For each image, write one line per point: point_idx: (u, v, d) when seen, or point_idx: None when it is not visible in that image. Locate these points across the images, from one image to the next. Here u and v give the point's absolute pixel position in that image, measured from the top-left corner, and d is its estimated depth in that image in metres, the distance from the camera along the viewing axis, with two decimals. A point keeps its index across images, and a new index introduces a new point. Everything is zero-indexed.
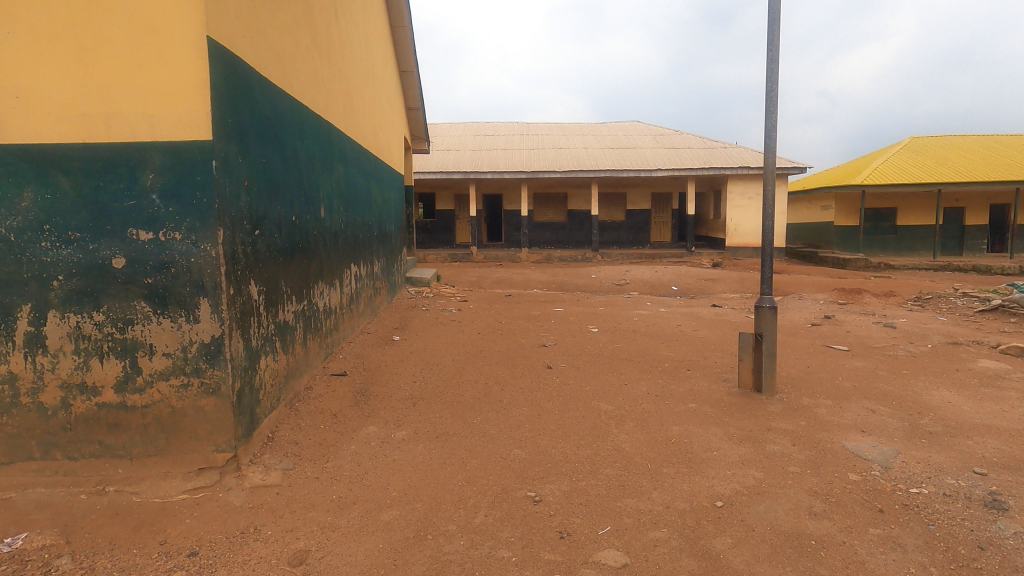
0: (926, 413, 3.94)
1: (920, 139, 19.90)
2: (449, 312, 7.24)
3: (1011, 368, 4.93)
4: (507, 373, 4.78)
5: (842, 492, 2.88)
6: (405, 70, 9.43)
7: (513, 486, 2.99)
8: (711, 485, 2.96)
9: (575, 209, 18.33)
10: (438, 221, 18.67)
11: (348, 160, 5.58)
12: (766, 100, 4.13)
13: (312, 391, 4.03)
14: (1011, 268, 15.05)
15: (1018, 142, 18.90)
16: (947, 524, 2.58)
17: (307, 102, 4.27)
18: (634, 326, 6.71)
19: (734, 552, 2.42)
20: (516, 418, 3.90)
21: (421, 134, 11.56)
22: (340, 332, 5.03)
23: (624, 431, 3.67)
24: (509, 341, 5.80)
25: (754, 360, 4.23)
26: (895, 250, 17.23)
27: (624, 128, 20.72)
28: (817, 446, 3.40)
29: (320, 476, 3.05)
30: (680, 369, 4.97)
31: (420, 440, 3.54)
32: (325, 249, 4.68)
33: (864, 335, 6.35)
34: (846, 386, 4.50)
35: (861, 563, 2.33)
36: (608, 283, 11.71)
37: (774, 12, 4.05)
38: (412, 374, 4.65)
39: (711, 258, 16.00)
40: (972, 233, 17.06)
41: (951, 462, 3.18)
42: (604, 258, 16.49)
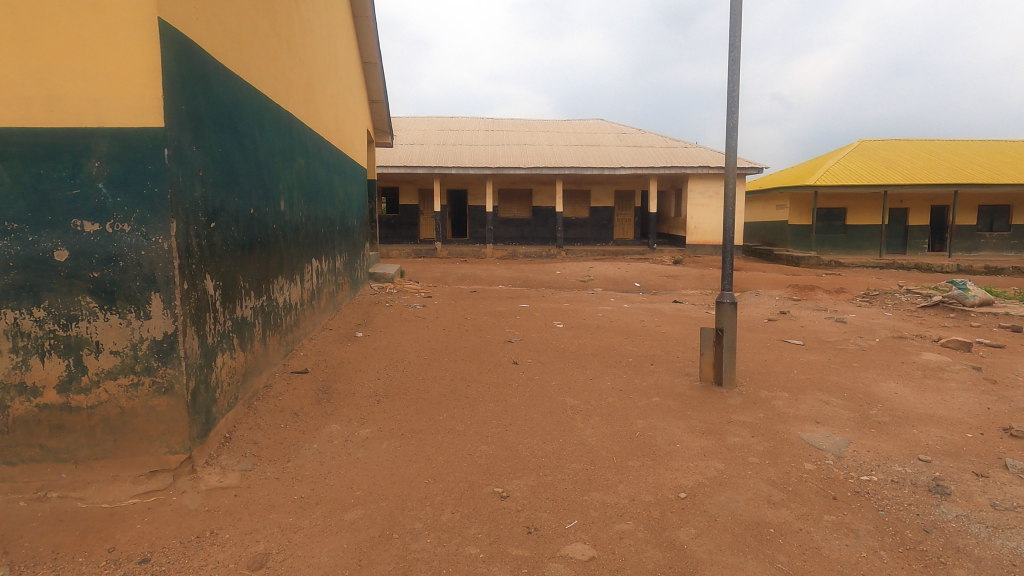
0: (875, 404, 4.11)
1: (869, 142, 20.77)
2: (414, 308, 7.15)
3: (952, 360, 5.22)
4: (473, 369, 4.76)
5: (798, 481, 2.98)
6: (368, 61, 9.24)
7: (479, 482, 2.97)
8: (675, 477, 3.02)
9: (539, 206, 18.40)
10: (402, 217, 18.44)
11: (309, 152, 5.44)
12: (727, 99, 4.21)
13: (272, 390, 3.90)
14: (950, 267, 15.91)
15: (956, 147, 20.00)
16: (895, 509, 2.70)
17: (267, 92, 4.14)
18: (598, 322, 6.79)
19: (698, 542, 2.47)
20: (482, 414, 3.87)
21: (384, 126, 11.34)
22: (301, 329, 4.91)
23: (589, 425, 3.71)
24: (474, 337, 5.78)
25: (715, 354, 4.32)
26: (845, 248, 17.95)
27: (588, 125, 20.87)
28: (775, 437, 3.51)
29: (280, 477, 2.96)
30: (644, 364, 5.05)
31: (386, 438, 3.49)
32: (285, 244, 4.54)
33: (817, 330, 6.61)
34: (801, 379, 4.67)
35: (816, 549, 2.42)
36: (572, 279, 11.79)
37: (735, 13, 4.14)
38: (376, 371, 4.57)
39: (672, 255, 16.35)
40: (915, 233, 17.97)
41: (898, 450, 3.34)
42: (569, 254, 16.62)
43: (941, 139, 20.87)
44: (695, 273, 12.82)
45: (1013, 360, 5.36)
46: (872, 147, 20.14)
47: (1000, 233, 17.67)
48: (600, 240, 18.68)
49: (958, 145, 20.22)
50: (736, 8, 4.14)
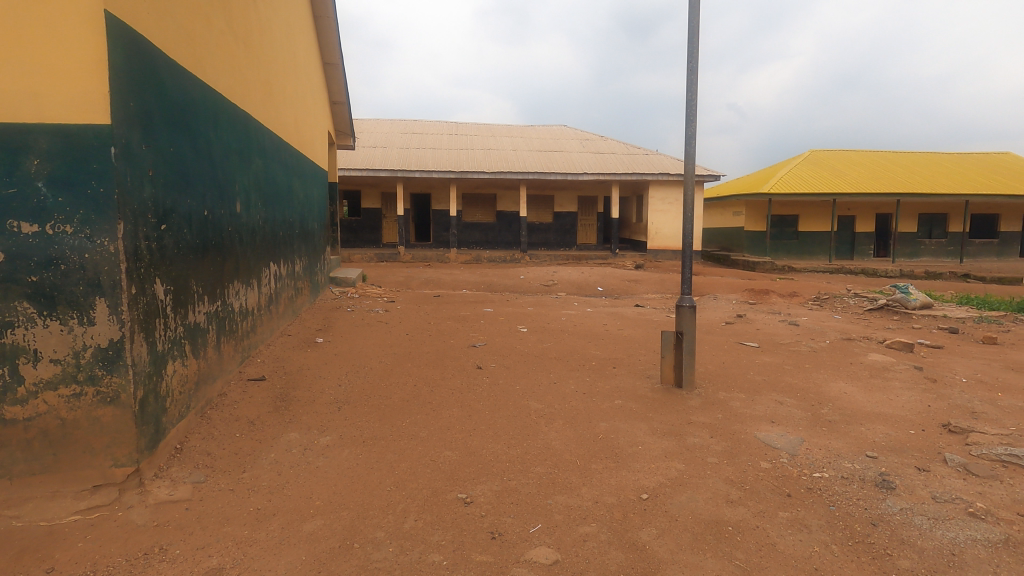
0: (826, 403, 4.28)
1: (819, 152, 21.68)
2: (376, 313, 7.04)
3: (896, 360, 5.49)
4: (437, 375, 4.71)
5: (754, 479, 3.07)
6: (330, 62, 9.09)
7: (443, 488, 2.94)
8: (637, 478, 3.06)
9: (503, 210, 18.44)
10: (364, 220, 18.16)
11: (267, 153, 5.30)
12: (686, 107, 4.32)
13: (227, 398, 3.77)
14: (893, 272, 16.74)
15: (899, 159, 21.09)
16: (845, 504, 2.81)
17: (223, 91, 4.01)
18: (562, 326, 6.84)
19: (659, 541, 2.51)
20: (446, 419, 3.84)
21: (346, 128, 11.16)
22: (258, 335, 4.77)
23: (554, 429, 3.72)
24: (438, 342, 5.72)
25: (676, 357, 4.42)
26: (797, 254, 18.65)
27: (552, 131, 21.06)
28: (733, 437, 3.61)
29: (235, 489, 2.85)
30: (607, 367, 5.11)
31: (347, 445, 3.41)
32: (241, 247, 4.40)
33: (772, 332, 6.84)
34: (757, 380, 4.81)
35: (772, 545, 2.49)
36: (537, 284, 11.85)
37: (693, 25, 4.26)
38: (336, 378, 4.47)
39: (633, 260, 16.64)
40: (862, 240, 18.83)
41: (847, 447, 3.48)
42: (533, 259, 16.70)
43: (885, 151, 21.97)
44: (655, 277, 13.08)
45: (951, 360, 5.66)
46: (822, 157, 21.03)
47: (938, 240, 18.70)
48: (564, 245, 18.86)
49: (901, 157, 21.33)
50: (694, 19, 4.25)
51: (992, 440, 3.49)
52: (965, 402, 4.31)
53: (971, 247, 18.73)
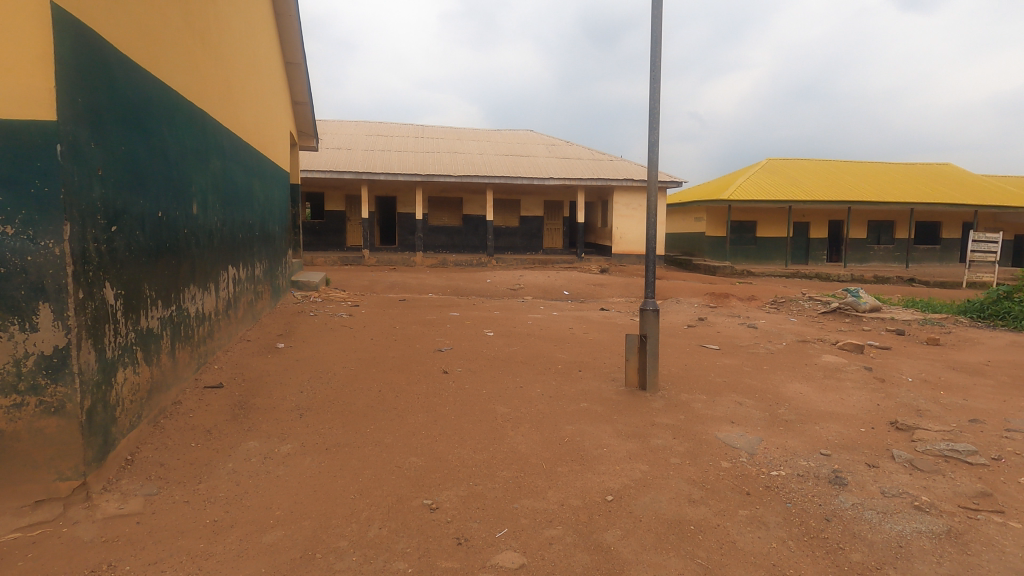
0: (783, 403, 4.42)
1: (776, 160, 22.44)
2: (340, 317, 6.92)
3: (848, 362, 5.72)
4: (402, 380, 4.65)
5: (716, 478, 3.14)
6: (292, 61, 8.91)
7: (408, 494, 2.91)
8: (602, 480, 3.09)
9: (470, 214, 18.41)
10: (328, 223, 17.84)
11: (226, 153, 5.15)
12: (649, 115, 4.41)
13: (182, 406, 3.63)
14: (845, 277, 17.46)
15: (850, 168, 22.02)
16: (800, 501, 2.91)
17: (179, 88, 3.89)
18: (528, 330, 6.87)
19: (624, 542, 2.54)
20: (412, 425, 3.80)
21: (309, 129, 10.95)
22: (215, 340, 4.61)
23: (520, 433, 3.72)
24: (403, 347, 5.66)
25: (640, 360, 4.49)
26: (756, 258, 19.23)
27: (518, 136, 21.16)
28: (694, 438, 3.69)
29: (190, 500, 2.75)
30: (572, 371, 5.15)
31: (309, 453, 3.33)
32: (198, 250, 4.26)
33: (732, 335, 7.04)
34: (717, 382, 4.93)
35: (731, 542, 2.55)
36: (503, 288, 11.86)
37: (656, 35, 4.36)
38: (298, 384, 4.37)
39: (599, 264, 16.85)
40: (816, 245, 19.56)
41: (803, 446, 3.60)
42: (500, 262, 16.73)
43: (837, 160, 22.91)
44: (620, 281, 13.29)
45: (898, 360, 5.94)
46: (779, 165, 21.78)
47: (886, 246, 19.59)
48: (530, 249, 18.95)
49: (852, 166, 22.29)
50: (657, 28, 4.35)
51: (936, 436, 3.68)
52: (911, 400, 4.52)
53: (915, 253, 19.70)
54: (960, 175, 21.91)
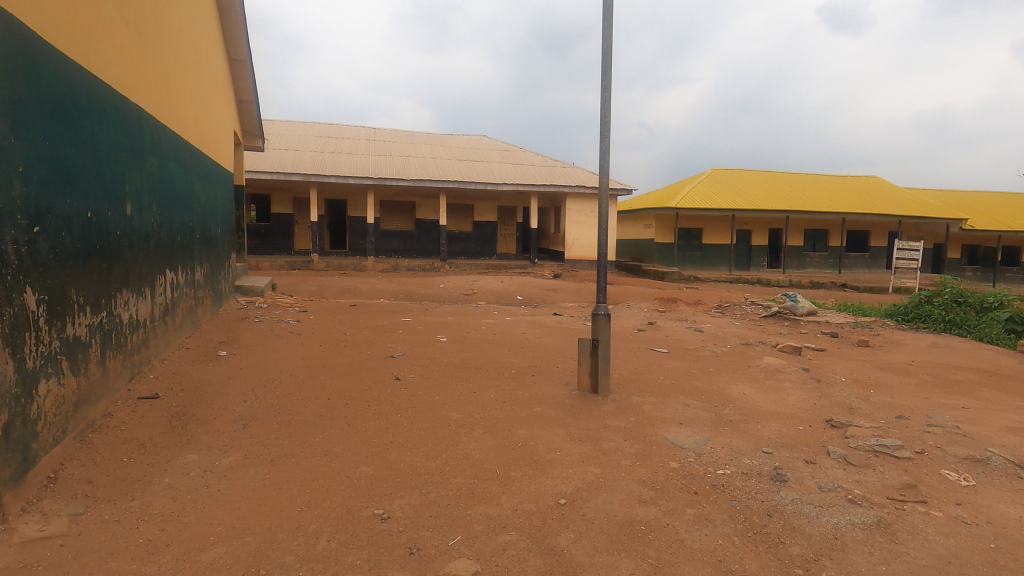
0: (728, 404, 4.58)
1: (720, 170, 23.35)
2: (286, 323, 6.69)
3: (787, 363, 5.99)
4: (353, 387, 4.54)
5: (665, 479, 3.22)
6: (236, 58, 8.60)
7: (358, 505, 2.83)
8: (555, 484, 3.11)
9: (423, 218, 18.23)
10: (274, 226, 17.27)
11: (164, 152, 4.90)
12: (600, 123, 4.50)
13: (112, 419, 3.42)
14: (784, 282, 18.33)
15: (788, 179, 23.18)
16: (744, 498, 3.02)
17: (112, 82, 3.68)
18: (482, 335, 6.86)
19: (577, 545, 2.56)
20: (362, 433, 3.71)
21: (254, 128, 10.57)
22: (150, 348, 4.37)
23: (473, 438, 3.70)
24: (354, 353, 5.53)
25: (592, 364, 4.55)
26: (702, 264, 19.89)
27: (472, 141, 21.15)
28: (645, 439, 3.76)
29: (122, 519, 2.58)
30: (526, 375, 5.17)
31: (253, 465, 3.20)
32: (132, 253, 4.03)
33: (680, 339, 7.25)
34: (666, 384, 5.07)
35: (680, 541, 2.62)
36: (456, 293, 11.80)
37: (607, 46, 4.46)
38: (242, 394, 4.19)
39: (551, 269, 17.03)
40: (757, 252, 20.44)
41: (747, 444, 3.74)
42: (453, 267, 16.63)
43: (776, 171, 24.07)
44: (572, 286, 13.47)
45: (832, 361, 6.27)
46: (723, 175, 22.67)
47: (821, 253, 20.69)
48: (484, 254, 18.94)
49: (790, 177, 23.46)
50: (607, 40, 4.45)
51: (866, 432, 3.90)
52: (845, 399, 4.78)
53: (847, 260, 20.91)
54: (886, 188, 23.45)
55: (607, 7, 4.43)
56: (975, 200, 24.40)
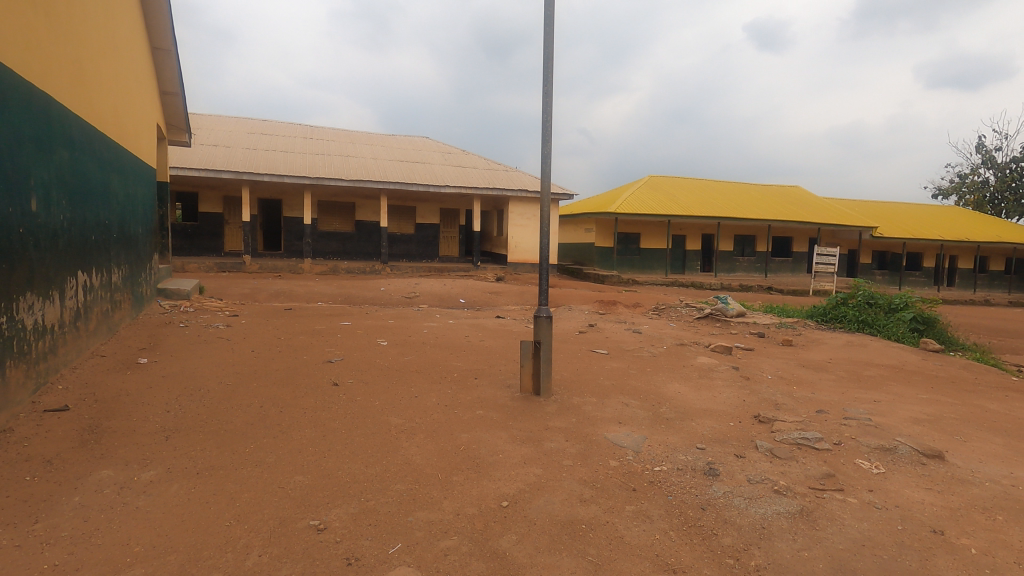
0: (664, 402, 4.73)
1: (657, 177, 24.18)
2: (216, 328, 6.35)
3: (719, 362, 6.27)
4: (287, 394, 4.35)
5: (605, 477, 3.28)
6: (160, 47, 8.11)
7: (293, 516, 2.71)
8: (497, 487, 3.10)
9: (363, 220, 17.82)
10: (202, 226, 16.37)
11: (76, 143, 4.54)
12: (542, 127, 4.55)
13: (13, 435, 3.12)
14: (716, 285, 19.22)
15: (719, 187, 24.34)
16: (680, 493, 3.12)
17: (17, 66, 3.38)
18: (423, 338, 6.77)
19: (519, 547, 2.57)
20: (297, 442, 3.56)
21: (180, 122, 9.98)
22: (59, 357, 4.02)
23: (414, 443, 3.63)
24: (289, 358, 5.31)
25: (534, 365, 4.59)
26: (639, 268, 20.47)
27: (414, 142, 20.87)
28: (585, 439, 3.83)
29: (24, 544, 2.35)
30: (468, 378, 5.15)
31: (176, 480, 3.00)
32: (38, 253, 3.71)
33: (619, 340, 7.44)
34: (606, 384, 5.18)
35: (619, 537, 2.67)
36: (398, 296, 11.59)
37: (548, 51, 4.52)
38: (164, 404, 3.93)
39: (494, 272, 17.06)
40: (692, 256, 21.31)
41: (682, 441, 3.87)
42: (394, 270, 16.33)
43: (709, 179, 25.21)
44: (515, 289, 13.55)
45: (760, 360, 6.62)
46: (659, 182, 23.49)
47: (749, 258, 21.82)
48: (426, 256, 18.73)
49: (721, 185, 24.63)
50: (548, 46, 4.51)
51: (790, 426, 4.14)
52: (771, 396, 5.05)
53: (773, 264, 22.17)
54: (806, 197, 25.06)
55: (549, 13, 4.49)
56: (883, 210, 26.50)
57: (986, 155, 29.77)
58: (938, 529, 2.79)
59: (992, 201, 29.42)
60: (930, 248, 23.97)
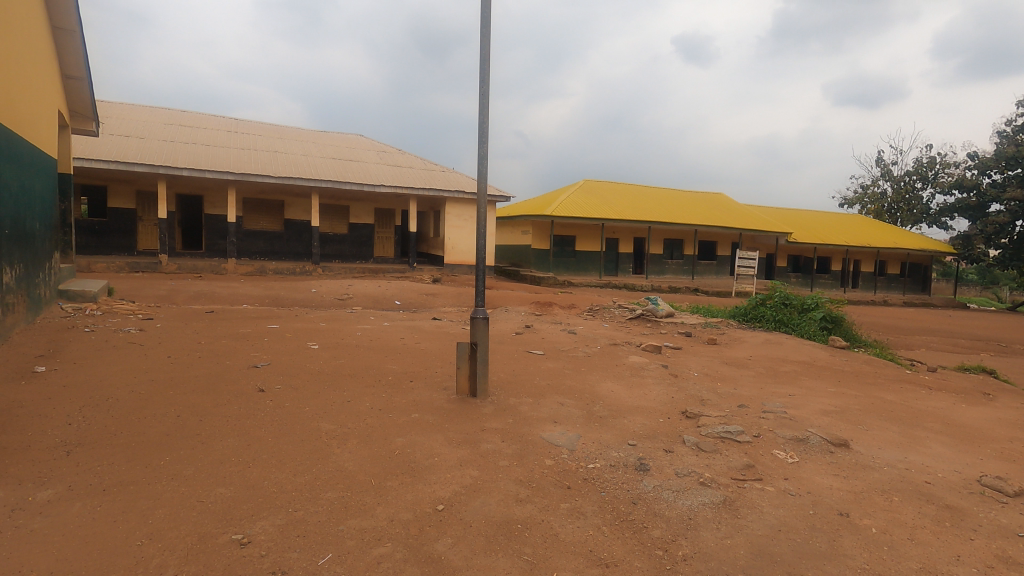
0: (598, 401, 4.84)
1: (592, 181, 24.78)
2: (127, 333, 5.89)
3: (650, 361, 6.50)
4: (208, 402, 4.09)
5: (540, 476, 3.31)
6: (63, 28, 7.45)
7: (214, 531, 2.56)
8: (433, 490, 3.06)
9: (293, 218, 17.13)
10: (111, 222, 15.16)
11: None
12: (480, 127, 4.55)
13: None
14: (647, 287, 19.92)
15: (650, 192, 25.26)
16: (612, 489, 3.20)
17: None
18: (357, 341, 6.58)
19: (454, 550, 2.55)
20: (219, 452, 3.35)
21: (85, 109, 9.20)
22: None
23: (346, 450, 3.52)
24: (210, 364, 5.00)
25: (470, 367, 4.56)
26: (575, 270, 20.87)
27: (347, 139, 20.29)
28: (522, 439, 3.85)
29: None
30: (403, 381, 5.04)
31: (79, 498, 2.75)
32: None
33: (555, 340, 7.56)
34: (542, 385, 5.24)
35: (554, 535, 2.71)
36: (330, 298, 11.22)
37: (485, 52, 4.52)
38: (65, 416, 3.60)
39: (431, 274, 16.88)
40: (624, 259, 21.97)
41: (614, 438, 3.98)
42: (326, 271, 15.80)
43: (641, 185, 26.12)
44: (452, 291, 13.44)
45: (687, 358, 6.92)
46: (594, 186, 24.08)
47: (677, 260, 22.78)
48: (360, 257, 18.24)
49: (653, 191, 25.57)
50: (485, 48, 4.52)
51: (715, 421, 4.35)
52: (697, 392, 5.29)
53: (699, 267, 23.24)
54: (729, 204, 26.48)
55: (485, 16, 4.50)
56: (797, 217, 28.43)
57: (885, 168, 32.59)
58: (844, 511, 3.02)
59: (890, 211, 32.26)
60: (837, 253, 25.97)
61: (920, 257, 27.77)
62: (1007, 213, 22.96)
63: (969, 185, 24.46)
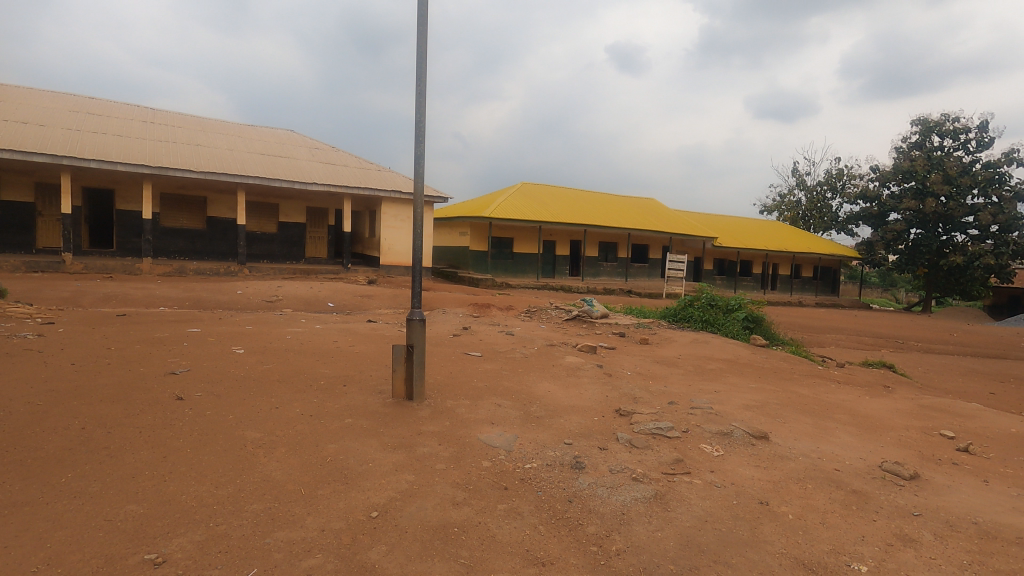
0: (534, 401, 4.88)
1: (529, 184, 25.04)
2: (23, 338, 5.35)
3: (585, 361, 6.63)
4: (118, 413, 3.78)
5: (478, 478, 3.30)
6: None
7: (123, 552, 2.36)
8: (367, 497, 2.98)
9: (216, 216, 16.20)
10: (6, 217, 13.77)
11: None
12: (416, 126, 4.48)
13: None
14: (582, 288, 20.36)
15: (585, 196, 25.85)
16: (549, 488, 3.24)
17: None
18: (286, 344, 6.31)
19: (389, 558, 2.48)
20: (130, 466, 3.10)
21: None
22: None
23: (274, 459, 3.35)
24: (120, 372, 4.63)
25: (406, 370, 4.48)
26: (512, 272, 20.98)
27: (277, 134, 19.44)
28: (459, 442, 3.81)
29: None
30: (336, 386, 4.87)
31: None
32: None
33: (493, 342, 7.56)
34: (479, 386, 5.22)
35: (491, 537, 2.70)
36: (258, 300, 10.70)
37: (421, 50, 4.46)
38: None
39: (366, 275, 16.49)
40: (561, 261, 22.32)
41: (551, 438, 4.03)
42: (253, 271, 15.06)
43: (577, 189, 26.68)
44: (388, 292, 13.17)
45: (621, 358, 7.12)
46: (531, 189, 24.35)
47: (612, 263, 23.41)
48: (290, 257, 17.52)
49: (588, 195, 26.18)
50: (422, 46, 4.46)
51: (647, 418, 4.50)
52: (630, 391, 5.44)
53: (632, 269, 23.99)
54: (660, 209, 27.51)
55: (422, 13, 4.43)
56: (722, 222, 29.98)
57: (799, 178, 34.98)
58: (764, 500, 3.20)
59: (804, 218, 34.67)
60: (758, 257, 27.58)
61: (830, 262, 29.99)
62: (903, 222, 25.14)
63: (871, 196, 26.61)
